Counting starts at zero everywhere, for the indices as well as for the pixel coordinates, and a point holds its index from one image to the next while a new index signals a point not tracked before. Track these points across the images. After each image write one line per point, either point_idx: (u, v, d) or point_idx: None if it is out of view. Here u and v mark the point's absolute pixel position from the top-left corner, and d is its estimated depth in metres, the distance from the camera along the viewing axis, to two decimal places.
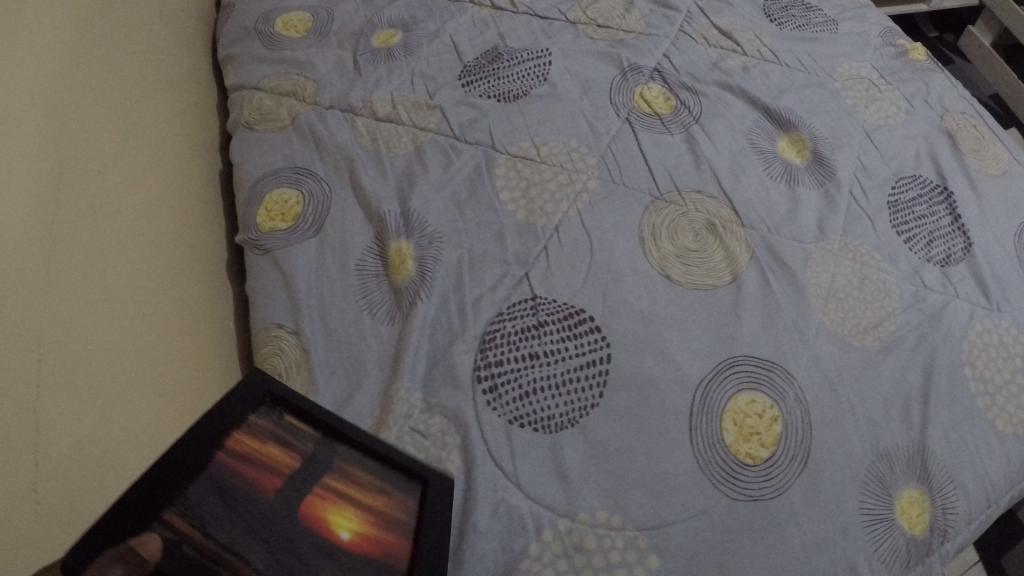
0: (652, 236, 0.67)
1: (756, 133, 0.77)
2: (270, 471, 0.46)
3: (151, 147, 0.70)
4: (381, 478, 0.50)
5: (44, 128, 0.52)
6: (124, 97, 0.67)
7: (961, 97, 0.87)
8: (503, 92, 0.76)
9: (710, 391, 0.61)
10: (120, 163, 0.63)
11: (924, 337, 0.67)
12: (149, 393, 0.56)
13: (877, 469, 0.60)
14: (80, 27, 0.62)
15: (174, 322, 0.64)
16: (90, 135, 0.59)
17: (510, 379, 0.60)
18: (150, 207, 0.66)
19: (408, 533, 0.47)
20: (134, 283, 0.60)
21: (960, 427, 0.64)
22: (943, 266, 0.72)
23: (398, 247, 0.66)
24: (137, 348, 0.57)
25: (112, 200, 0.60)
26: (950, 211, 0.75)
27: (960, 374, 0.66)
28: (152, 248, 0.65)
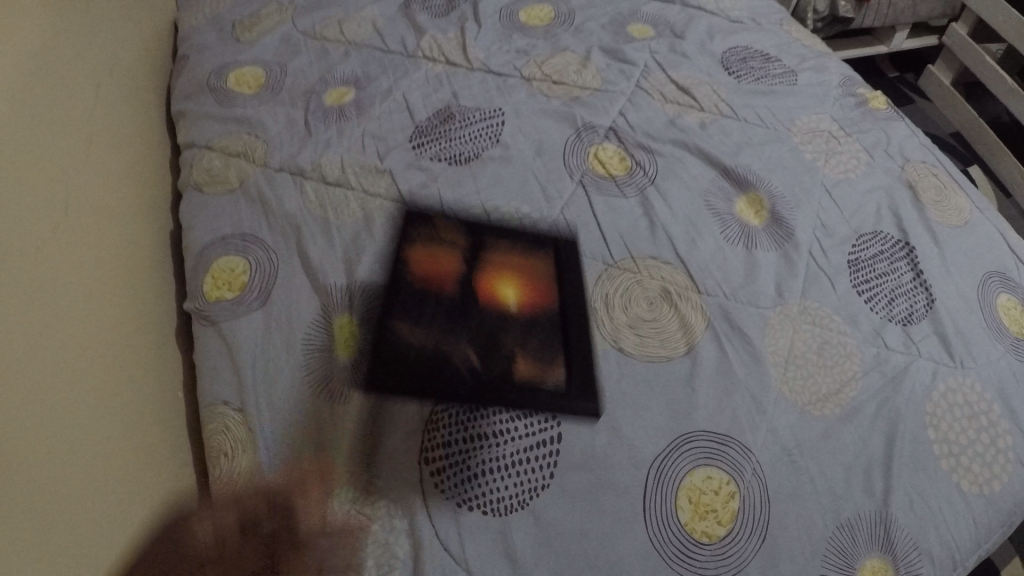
0: (606, 304, 0.66)
1: (713, 193, 0.76)
2: (438, 278, 0.66)
3: (103, 210, 0.66)
4: (516, 251, 0.69)
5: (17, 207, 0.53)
6: (96, 169, 0.68)
7: (922, 145, 0.87)
8: (455, 154, 0.75)
9: (665, 467, 0.59)
10: (72, 229, 0.60)
11: (886, 401, 0.65)
12: (102, 481, 0.53)
13: (838, 541, 0.60)
14: (54, 107, 0.63)
15: (130, 395, 0.61)
16: (63, 211, 0.60)
17: (459, 459, 0.57)
18: (102, 274, 0.63)
19: (551, 275, 0.68)
20: (88, 357, 0.56)
21: (924, 492, 0.63)
22: (905, 324, 0.70)
23: (342, 321, 0.64)
24: (91, 430, 0.54)
25: (64, 269, 0.57)
26: (912, 266, 0.74)
27: (924, 437, 0.64)
28: (106, 317, 0.61)
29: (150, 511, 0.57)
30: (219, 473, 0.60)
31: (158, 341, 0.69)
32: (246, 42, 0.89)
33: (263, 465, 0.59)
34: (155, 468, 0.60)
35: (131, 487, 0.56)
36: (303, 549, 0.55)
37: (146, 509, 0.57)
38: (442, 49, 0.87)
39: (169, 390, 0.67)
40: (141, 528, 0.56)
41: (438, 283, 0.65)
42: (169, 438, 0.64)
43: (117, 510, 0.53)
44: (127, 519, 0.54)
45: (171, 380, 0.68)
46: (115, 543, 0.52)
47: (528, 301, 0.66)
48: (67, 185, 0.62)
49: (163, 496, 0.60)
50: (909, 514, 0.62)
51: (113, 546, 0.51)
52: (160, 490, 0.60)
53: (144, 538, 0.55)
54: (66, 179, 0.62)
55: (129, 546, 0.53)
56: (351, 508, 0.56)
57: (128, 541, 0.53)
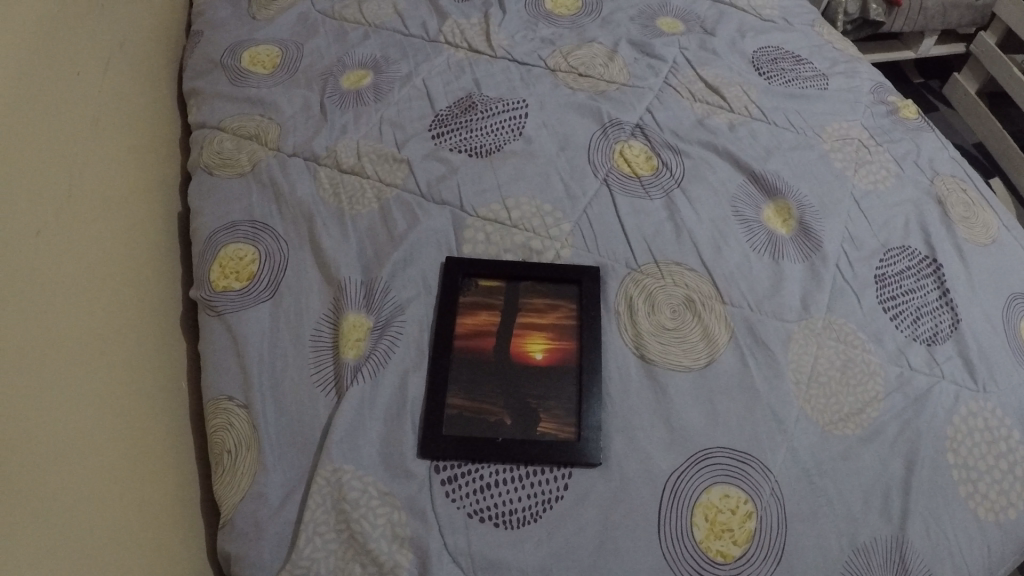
0: (628, 310, 0.64)
1: (741, 199, 0.73)
2: (481, 338, 0.62)
3: (107, 194, 0.63)
4: (548, 296, 0.64)
5: (33, 198, 0.52)
6: (111, 156, 0.66)
7: (952, 159, 0.84)
8: (475, 146, 0.72)
9: (682, 482, 0.57)
10: (74, 214, 0.57)
11: (908, 423, 0.63)
12: (100, 482, 0.50)
13: (854, 566, 0.58)
14: (70, 91, 0.61)
15: (131, 388, 0.58)
16: (79, 201, 0.58)
17: (471, 469, 0.56)
18: (105, 261, 0.60)
19: (575, 336, 0.62)
20: (88, 350, 0.54)
21: (943, 520, 0.60)
22: (929, 344, 0.68)
23: (354, 320, 0.62)
24: (89, 427, 0.51)
25: (65, 256, 0.54)
26: (939, 285, 0.71)
27: (942, 461, 0.62)
28: (108, 307, 0.59)
29: (149, 512, 0.55)
30: (222, 471, 0.57)
31: (162, 332, 0.66)
32: (263, 18, 0.86)
33: (267, 464, 0.56)
34: (155, 466, 0.58)
35: (130, 487, 0.53)
36: (306, 554, 0.53)
37: (146, 511, 0.55)
38: (465, 34, 0.84)
39: (171, 382, 0.65)
40: (140, 530, 0.53)
41: (476, 340, 0.61)
42: (170, 433, 0.62)
43: (115, 512, 0.51)
44: (126, 522, 0.52)
45: (174, 373, 0.66)
46: (112, 547, 0.49)
47: (564, 356, 0.61)
48: (83, 172, 0.60)
49: (161, 496, 0.57)
50: (926, 542, 0.60)
51: (111, 551, 0.49)
52: (159, 489, 0.57)
53: (142, 541, 0.53)
54: (82, 167, 0.60)
55: (127, 549, 0.51)
56: (358, 513, 0.54)
57: (127, 544, 0.51)
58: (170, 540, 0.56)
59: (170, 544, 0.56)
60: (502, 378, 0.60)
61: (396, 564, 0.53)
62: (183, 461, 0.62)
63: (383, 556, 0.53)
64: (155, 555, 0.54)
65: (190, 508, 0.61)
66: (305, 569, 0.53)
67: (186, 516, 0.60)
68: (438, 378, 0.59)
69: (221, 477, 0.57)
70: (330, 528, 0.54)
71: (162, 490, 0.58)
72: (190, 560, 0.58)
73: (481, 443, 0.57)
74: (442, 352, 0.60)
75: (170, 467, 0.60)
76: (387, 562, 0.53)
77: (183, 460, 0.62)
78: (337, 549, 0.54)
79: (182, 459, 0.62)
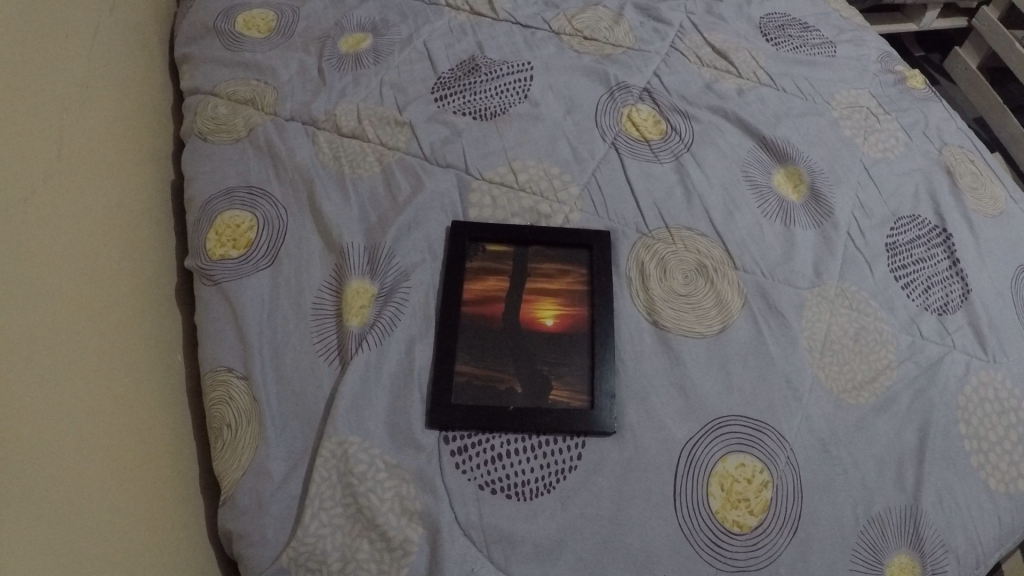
0: (640, 276, 0.62)
1: (752, 164, 0.71)
2: (490, 305, 0.60)
3: (95, 166, 0.60)
4: (558, 261, 0.62)
5: (32, 173, 0.51)
6: (107, 127, 0.64)
7: (960, 129, 0.82)
8: (480, 109, 0.70)
9: (697, 452, 0.55)
10: (57, 188, 0.54)
11: (921, 393, 0.61)
12: (89, 471, 0.47)
13: (868, 536, 0.56)
14: (66, 62, 0.60)
15: (122, 369, 0.55)
16: (78, 176, 0.57)
17: (481, 440, 0.54)
18: (92, 238, 0.57)
19: (586, 302, 0.61)
20: (74, 330, 0.50)
21: (955, 490, 0.59)
22: (941, 314, 0.66)
23: (358, 286, 0.60)
24: (76, 413, 0.48)
25: (48, 232, 0.51)
26: (949, 254, 0.70)
27: (955, 431, 0.61)
28: (96, 285, 0.55)
29: (144, 501, 0.52)
30: (222, 446, 0.55)
31: (156, 303, 0.64)
32: None
33: (270, 438, 0.54)
34: (149, 449, 0.55)
35: (122, 474, 0.51)
36: (312, 531, 0.52)
37: (140, 500, 0.52)
38: None
39: (166, 357, 0.62)
40: (134, 519, 0.50)
41: (485, 307, 0.60)
42: (165, 409, 0.59)
43: (106, 502, 0.48)
44: (119, 511, 0.49)
45: (169, 346, 0.63)
46: (104, 539, 0.46)
47: (575, 322, 0.60)
48: (81, 146, 0.59)
49: (156, 479, 0.55)
50: (939, 511, 0.59)
51: (104, 543, 0.46)
52: (154, 473, 0.55)
53: (136, 531, 0.50)
54: (80, 141, 0.59)
55: (121, 541, 0.48)
56: (365, 487, 0.52)
57: (120, 534, 0.48)
58: (166, 526, 0.54)
59: (166, 530, 0.54)
60: (512, 346, 0.58)
61: (406, 539, 0.51)
62: (181, 437, 0.60)
63: (391, 530, 0.51)
64: (151, 544, 0.51)
65: (189, 486, 0.59)
66: (311, 546, 0.51)
67: (185, 494, 0.58)
68: (446, 346, 0.57)
69: (223, 452, 0.55)
70: (337, 503, 0.52)
71: (159, 470, 0.55)
72: (188, 542, 0.56)
73: (492, 412, 0.55)
74: (451, 320, 0.58)
75: (166, 446, 0.57)
76: (396, 537, 0.51)
77: (181, 436, 0.60)
78: (344, 525, 0.52)
79: (180, 434, 0.60)
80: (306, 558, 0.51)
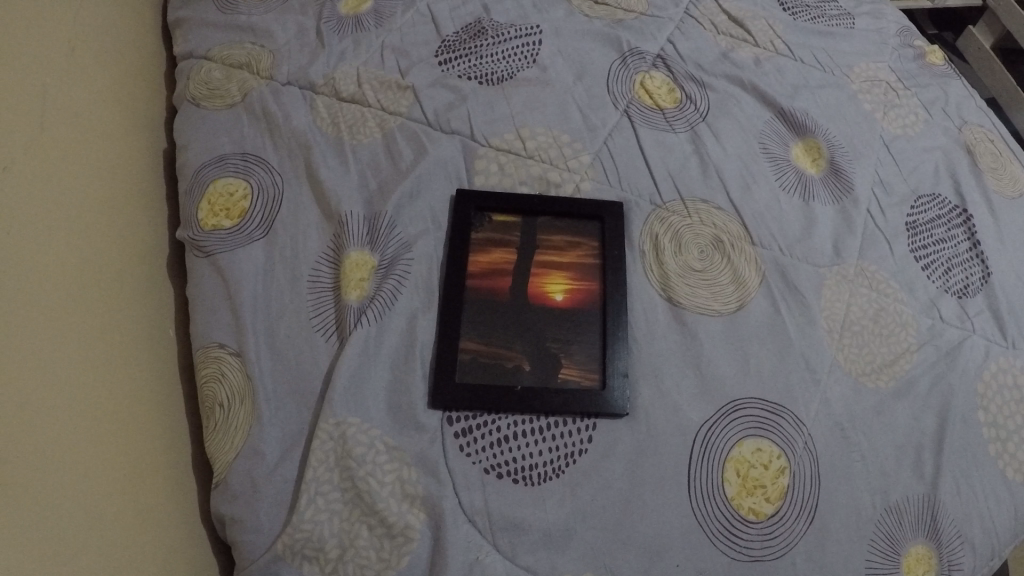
0: (654, 250, 0.59)
1: (769, 136, 0.68)
2: (497, 278, 0.57)
3: (86, 134, 0.58)
4: (568, 233, 0.59)
5: (20, 141, 0.48)
6: (98, 93, 0.61)
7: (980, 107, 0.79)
8: (486, 73, 0.66)
9: (712, 436, 0.53)
10: (38, 157, 0.50)
11: (941, 378, 0.59)
12: (72, 460, 0.44)
13: (885, 525, 0.54)
14: (53, 24, 0.57)
15: (109, 349, 0.52)
16: (69, 144, 0.55)
17: (487, 422, 0.52)
18: (78, 210, 0.53)
19: (597, 277, 0.58)
20: (56, 309, 0.47)
21: (973, 480, 0.57)
22: (960, 297, 0.63)
23: (357, 258, 0.57)
24: (58, 398, 0.44)
25: (28, 204, 0.47)
26: (968, 236, 0.67)
27: (973, 419, 0.58)
28: (81, 260, 0.52)
29: (132, 490, 0.49)
30: (214, 426, 0.53)
31: (146, 275, 0.60)
32: None
33: (264, 418, 0.51)
34: (137, 433, 0.52)
35: (111, 461, 0.48)
36: (308, 518, 0.49)
37: (128, 489, 0.49)
38: None
39: (155, 332, 0.59)
40: (122, 509, 0.47)
41: (491, 280, 0.57)
42: (154, 387, 0.56)
43: (92, 493, 0.45)
44: (109, 496, 0.46)
45: (159, 321, 0.60)
46: (94, 526, 0.44)
47: (586, 297, 0.57)
48: (71, 113, 0.56)
49: (145, 464, 0.52)
50: (956, 500, 0.56)
51: (88, 538, 0.43)
52: (143, 458, 0.52)
53: (124, 523, 0.47)
54: (70, 108, 0.56)
55: (107, 533, 0.45)
56: (364, 471, 0.50)
57: (114, 517, 0.46)
58: (156, 514, 0.51)
59: (156, 517, 0.51)
60: (519, 322, 0.55)
61: (407, 525, 0.49)
62: (172, 415, 0.57)
63: (392, 517, 0.49)
64: (140, 535, 0.48)
65: (180, 467, 0.56)
66: (307, 533, 0.49)
67: (176, 475, 0.55)
68: (451, 322, 0.54)
69: (214, 432, 0.53)
70: (334, 487, 0.50)
71: (152, 450, 0.53)
72: (179, 528, 0.53)
73: (498, 391, 0.52)
74: (456, 294, 0.55)
75: (155, 427, 0.54)
76: (397, 524, 0.49)
77: (172, 415, 0.57)
78: (342, 510, 0.49)
79: (172, 412, 0.57)
80: (301, 546, 0.49)
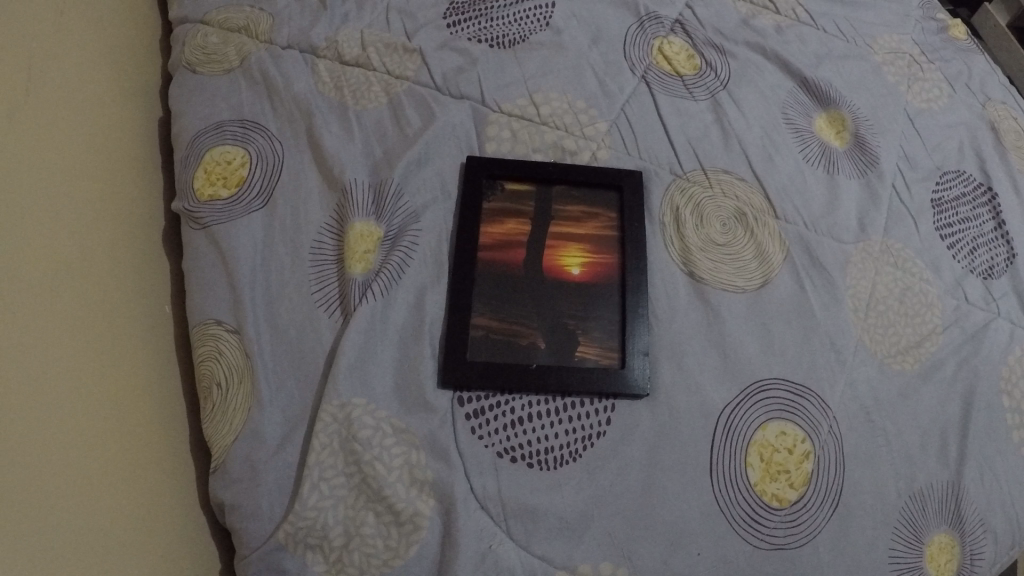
0: (674, 222, 0.56)
1: (791, 106, 0.65)
2: (510, 250, 0.54)
3: (80, 103, 0.55)
4: (585, 204, 0.56)
5: (9, 111, 0.46)
6: (90, 58, 0.58)
7: (1002, 85, 0.74)
8: (498, 36, 0.63)
9: (734, 418, 0.50)
10: (23, 126, 0.47)
11: (967, 361, 0.56)
12: (60, 451, 0.41)
13: (910, 512, 0.52)
14: None
15: (101, 330, 0.49)
16: (62, 114, 0.52)
17: (500, 404, 0.49)
18: (68, 183, 0.50)
19: (615, 249, 0.55)
20: (41, 289, 0.44)
21: (999, 467, 0.54)
22: (985, 278, 0.60)
23: (362, 229, 0.54)
24: (45, 385, 0.41)
25: (10, 176, 0.44)
26: (993, 215, 0.64)
27: (998, 405, 0.55)
28: (71, 236, 0.49)
29: (127, 481, 0.46)
30: (212, 407, 0.50)
31: (142, 248, 0.58)
32: None
33: (264, 399, 0.49)
34: (131, 419, 0.49)
35: (109, 445, 0.46)
36: (311, 505, 0.46)
37: (122, 480, 0.46)
38: None
39: (150, 308, 0.56)
40: (116, 503, 0.44)
41: (504, 252, 0.54)
42: (150, 367, 0.53)
43: (82, 487, 0.42)
44: (109, 482, 0.44)
45: (156, 297, 0.57)
46: (93, 515, 0.42)
47: (603, 271, 0.54)
48: (63, 81, 0.53)
49: (139, 452, 0.49)
50: (980, 488, 0.54)
51: (86, 527, 0.41)
52: (142, 440, 0.49)
53: (118, 518, 0.44)
54: (62, 75, 0.54)
55: (99, 530, 0.42)
56: (370, 455, 0.47)
57: (114, 504, 0.44)
58: (152, 504, 0.48)
59: (152, 508, 0.48)
60: (534, 296, 0.52)
61: (416, 512, 0.47)
62: (169, 396, 0.54)
63: (400, 503, 0.47)
64: (137, 525, 0.46)
65: (178, 450, 0.53)
66: (310, 521, 0.46)
67: (176, 456, 0.52)
68: (462, 296, 0.52)
69: (212, 414, 0.50)
70: (339, 472, 0.47)
71: (151, 432, 0.51)
72: (179, 513, 0.51)
73: (512, 369, 0.50)
74: (467, 266, 0.53)
75: (153, 406, 0.52)
76: (405, 511, 0.47)
77: (169, 395, 0.54)
78: (347, 497, 0.47)
79: (170, 391, 0.55)
80: (305, 534, 0.46)
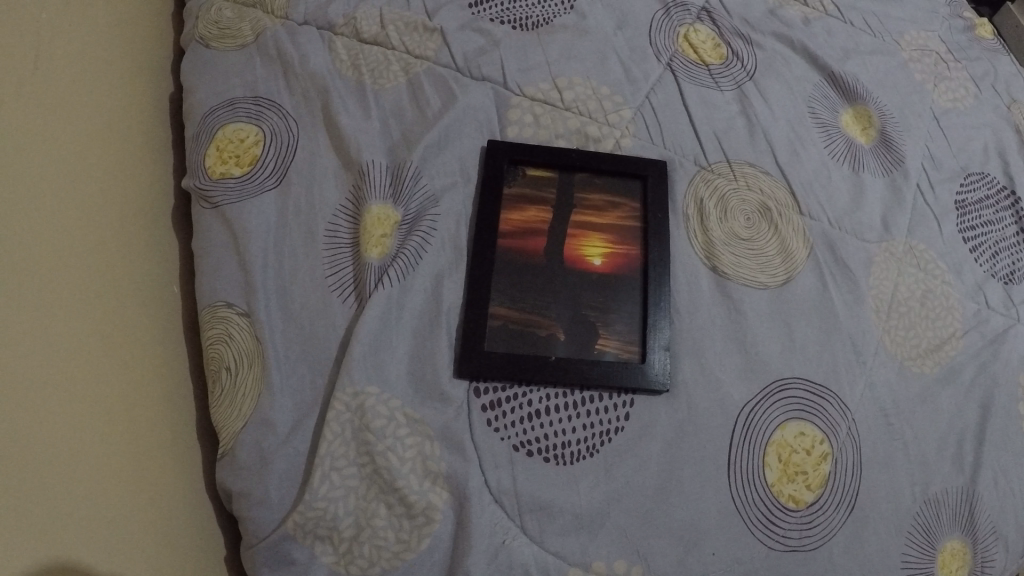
0: (698, 214, 0.55)
1: (817, 100, 0.63)
2: (530, 238, 0.53)
3: (97, 85, 0.54)
4: (608, 192, 0.55)
5: (31, 100, 0.45)
6: (104, 36, 0.57)
7: None
8: (521, 18, 0.61)
9: (753, 417, 0.49)
10: (36, 111, 0.45)
11: (986, 366, 0.55)
12: (64, 446, 0.40)
13: (924, 518, 0.51)
14: None
15: (109, 314, 0.47)
16: (79, 98, 0.51)
17: (516, 396, 0.48)
18: (76, 164, 0.49)
19: (637, 241, 0.53)
20: (51, 278, 0.43)
21: (1014, 475, 0.53)
22: (1007, 283, 0.59)
23: (378, 213, 0.52)
24: (50, 376, 0.40)
25: (28, 166, 0.43)
26: (1016, 219, 0.62)
27: (1016, 413, 0.54)
28: (79, 218, 0.47)
29: (136, 472, 0.45)
30: (221, 391, 0.49)
31: (152, 228, 0.56)
32: None
33: (275, 385, 0.47)
34: (143, 404, 0.48)
35: (124, 432, 0.45)
36: (321, 495, 0.45)
37: (127, 471, 0.45)
38: None
39: (159, 288, 0.55)
40: (125, 495, 0.44)
41: (524, 241, 0.52)
42: (157, 350, 0.52)
43: (87, 481, 0.41)
44: (125, 470, 0.44)
45: (164, 276, 0.56)
46: (111, 502, 0.42)
47: (625, 263, 0.52)
48: (80, 65, 0.53)
49: (149, 440, 0.48)
50: (994, 495, 0.53)
51: (104, 516, 0.41)
52: (154, 426, 0.49)
53: (128, 509, 0.44)
54: (78, 57, 0.53)
55: (114, 519, 0.42)
56: (383, 446, 0.46)
57: (131, 492, 0.44)
58: (162, 491, 0.47)
59: (160, 497, 0.47)
60: (553, 287, 0.51)
61: (428, 505, 0.46)
62: (176, 378, 0.53)
63: (413, 496, 0.46)
64: (152, 514, 0.46)
65: (185, 434, 0.52)
66: (320, 512, 0.45)
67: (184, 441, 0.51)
68: (480, 285, 0.50)
69: (221, 398, 0.49)
70: (350, 462, 0.46)
71: (163, 417, 0.50)
72: (188, 497, 0.50)
73: (530, 361, 0.48)
74: (486, 253, 0.51)
75: (164, 391, 0.51)
76: (417, 504, 0.46)
77: (177, 378, 0.53)
78: (357, 487, 0.46)
79: (177, 374, 0.54)
80: (314, 525, 0.45)
